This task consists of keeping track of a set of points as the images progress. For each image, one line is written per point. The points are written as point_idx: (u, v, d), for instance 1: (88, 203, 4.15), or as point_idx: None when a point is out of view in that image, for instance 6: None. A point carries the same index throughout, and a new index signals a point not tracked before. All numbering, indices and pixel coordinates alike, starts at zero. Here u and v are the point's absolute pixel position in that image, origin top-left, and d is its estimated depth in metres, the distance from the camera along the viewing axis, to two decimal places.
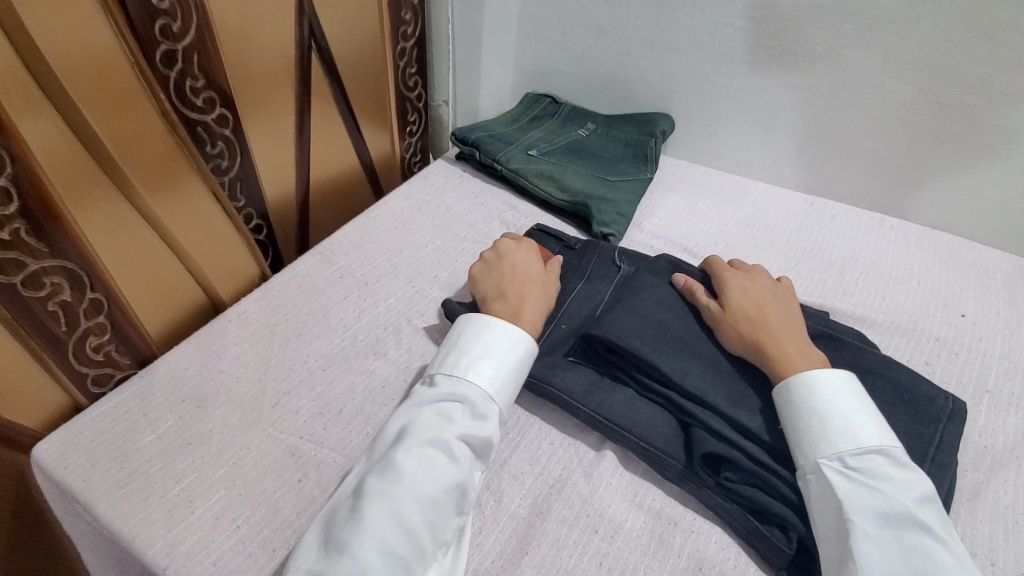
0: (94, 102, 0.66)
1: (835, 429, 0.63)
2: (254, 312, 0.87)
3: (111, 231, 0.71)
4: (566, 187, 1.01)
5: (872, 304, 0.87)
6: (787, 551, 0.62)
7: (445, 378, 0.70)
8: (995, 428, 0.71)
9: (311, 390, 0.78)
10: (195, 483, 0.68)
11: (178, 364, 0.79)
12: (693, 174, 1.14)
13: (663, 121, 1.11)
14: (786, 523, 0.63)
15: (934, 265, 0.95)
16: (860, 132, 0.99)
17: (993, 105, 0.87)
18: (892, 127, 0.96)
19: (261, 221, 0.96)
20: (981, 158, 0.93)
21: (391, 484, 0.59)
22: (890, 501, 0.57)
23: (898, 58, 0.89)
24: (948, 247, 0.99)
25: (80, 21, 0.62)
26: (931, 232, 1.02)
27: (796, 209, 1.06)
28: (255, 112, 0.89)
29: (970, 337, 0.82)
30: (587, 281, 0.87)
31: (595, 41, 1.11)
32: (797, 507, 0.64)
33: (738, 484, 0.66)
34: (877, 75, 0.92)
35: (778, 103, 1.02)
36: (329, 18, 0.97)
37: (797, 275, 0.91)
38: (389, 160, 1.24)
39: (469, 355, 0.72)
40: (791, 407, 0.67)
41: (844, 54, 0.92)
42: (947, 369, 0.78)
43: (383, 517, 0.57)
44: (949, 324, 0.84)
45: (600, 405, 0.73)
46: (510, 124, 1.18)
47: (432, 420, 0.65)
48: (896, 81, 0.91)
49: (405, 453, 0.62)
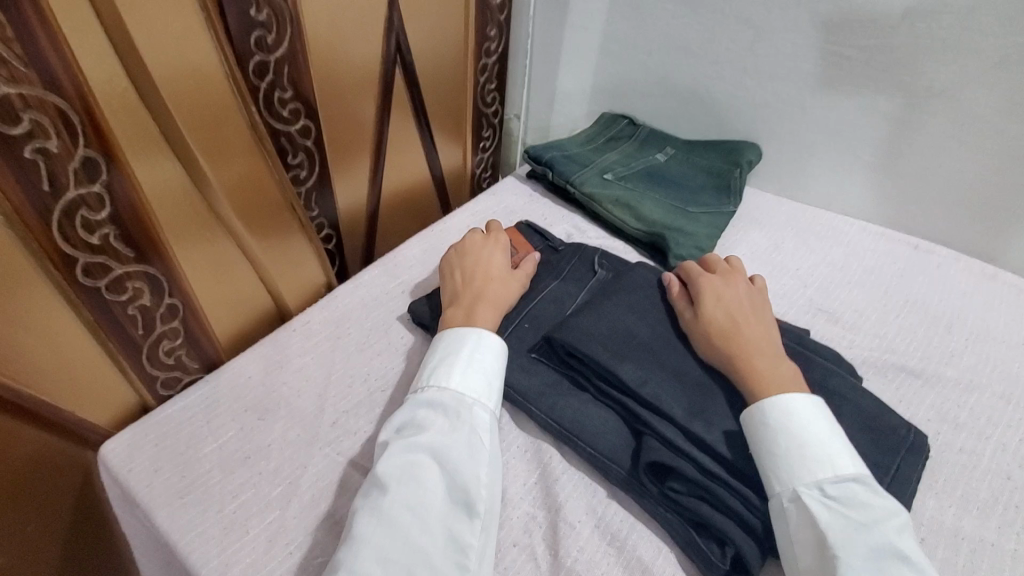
0: (189, 112, 0.65)
1: (811, 456, 0.57)
2: (318, 323, 0.83)
3: (193, 240, 0.70)
4: (642, 216, 0.98)
5: (983, 369, 0.80)
6: (720, 566, 0.56)
7: (423, 389, 0.64)
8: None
9: (370, 411, 0.72)
10: (251, 501, 0.63)
11: (243, 372, 0.76)
12: (779, 208, 1.09)
13: (751, 151, 1.08)
14: (725, 537, 0.56)
15: None
16: (966, 175, 0.95)
17: None
18: (1005, 172, 0.91)
19: (332, 232, 0.94)
20: None
21: (375, 501, 0.54)
22: (876, 534, 0.51)
23: (1021, 97, 0.85)
24: None
25: (182, 33, 0.61)
26: None
27: (897, 254, 0.99)
28: (336, 124, 0.86)
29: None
30: (563, 281, 0.85)
31: (683, 62, 1.10)
32: (752, 530, 0.57)
33: (683, 495, 0.59)
34: (993, 116, 0.88)
35: (874, 140, 0.99)
36: (416, 32, 0.94)
37: (899, 329, 0.85)
38: (458, 173, 1.21)
39: (443, 363, 0.66)
40: (765, 431, 0.59)
41: (959, 93, 0.89)
42: None
43: (375, 534, 0.52)
44: None
45: (553, 409, 0.68)
46: (584, 144, 1.18)
47: (413, 434, 0.59)
48: (1016, 121, 0.87)
49: (382, 468, 0.56)
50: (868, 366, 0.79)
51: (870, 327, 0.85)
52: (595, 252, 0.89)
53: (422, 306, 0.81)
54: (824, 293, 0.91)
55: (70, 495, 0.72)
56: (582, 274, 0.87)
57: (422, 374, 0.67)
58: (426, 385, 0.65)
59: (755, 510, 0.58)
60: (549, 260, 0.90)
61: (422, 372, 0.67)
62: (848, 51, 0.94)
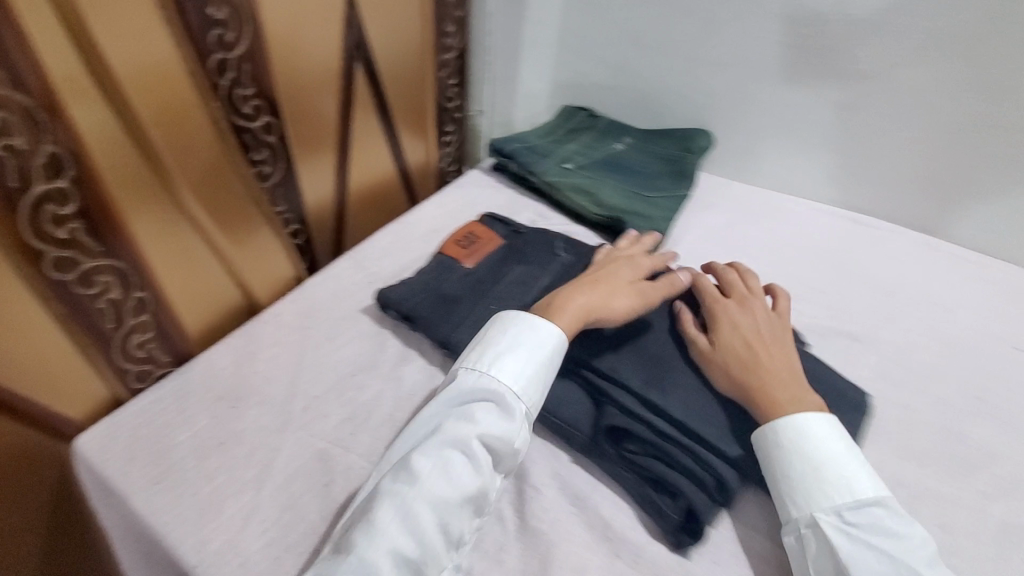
0: (151, 109, 0.67)
1: (828, 482, 0.58)
2: (288, 314, 0.85)
3: (159, 234, 0.72)
4: (601, 202, 1.02)
5: (919, 330, 0.86)
6: (673, 516, 0.60)
7: (469, 378, 0.64)
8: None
9: (340, 395, 0.74)
10: (225, 483, 0.65)
11: (215, 363, 0.78)
12: (731, 191, 1.15)
13: (702, 138, 1.13)
14: (677, 491, 0.60)
15: (986, 294, 0.93)
16: (903, 152, 1.01)
17: None
18: (939, 147, 0.98)
19: (299, 227, 0.95)
20: None
21: (401, 486, 0.55)
22: (897, 562, 0.53)
23: (947, 77, 0.91)
24: (1003, 276, 0.96)
25: (143, 31, 0.63)
26: (984, 259, 1.00)
27: (840, 229, 1.05)
28: (299, 120, 0.88)
29: (1020, 369, 0.80)
30: (525, 265, 0.88)
31: (636, 55, 1.15)
32: (701, 483, 0.61)
33: (638, 455, 0.63)
34: (925, 94, 0.94)
35: (817, 123, 1.05)
36: (375, 29, 0.97)
37: (840, 296, 0.91)
38: (423, 168, 1.23)
39: (491, 353, 0.65)
40: (778, 453, 0.61)
41: (895, 73, 0.95)
42: (999, 403, 0.76)
43: (396, 516, 0.54)
44: (1002, 356, 0.82)
45: None
46: (544, 135, 1.21)
47: (454, 425, 0.60)
48: (945, 99, 0.93)
49: (419, 456, 0.57)
50: (814, 333, 0.85)
51: (814, 298, 0.91)
52: (557, 236, 0.92)
53: (389, 293, 0.83)
54: (773, 268, 0.96)
55: (46, 491, 0.73)
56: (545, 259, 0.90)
57: (471, 359, 0.66)
58: (473, 373, 0.64)
59: (706, 466, 0.62)
60: (513, 245, 0.93)
61: (471, 358, 0.66)
62: (789, 40, 1.00)
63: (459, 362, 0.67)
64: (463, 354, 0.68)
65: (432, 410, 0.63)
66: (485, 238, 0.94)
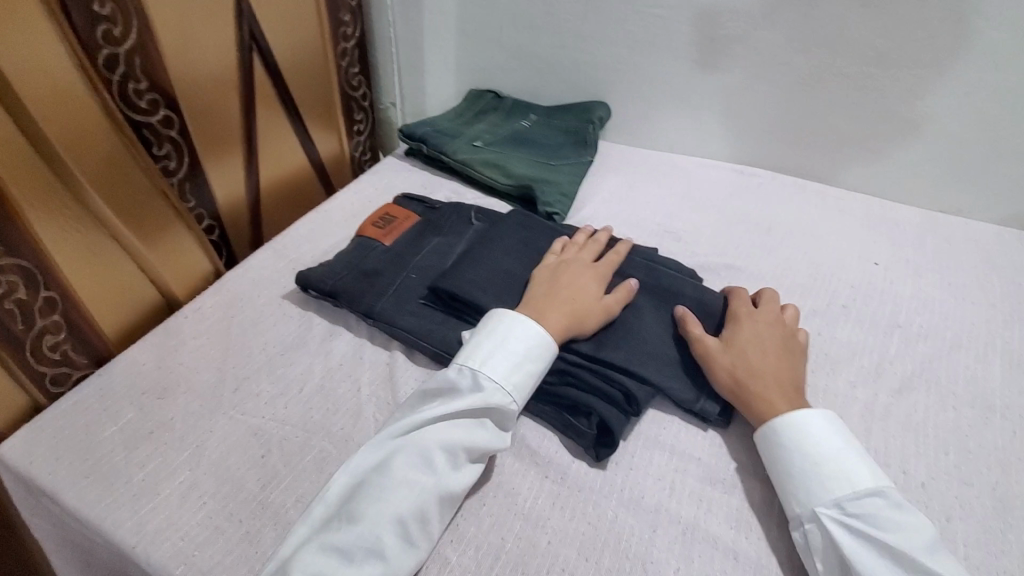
0: (42, 105, 0.67)
1: (825, 475, 0.60)
2: (209, 306, 0.85)
3: (63, 231, 0.72)
4: (511, 173, 1.08)
5: (796, 258, 0.97)
6: (588, 432, 0.67)
7: (485, 381, 0.65)
8: (903, 355, 0.81)
9: (270, 374, 0.76)
10: (159, 467, 0.65)
11: (136, 360, 0.77)
12: (631, 156, 1.24)
13: (600, 108, 1.22)
14: (589, 409, 0.68)
15: (850, 223, 1.06)
16: (774, 107, 1.11)
17: (889, 73, 0.99)
18: (802, 100, 1.08)
19: (213, 222, 0.96)
20: (879, 127, 1.05)
21: (417, 481, 0.58)
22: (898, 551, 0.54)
23: (801, 35, 1.01)
24: (864, 207, 1.10)
25: (25, 27, 0.64)
26: (849, 195, 1.13)
27: (727, 180, 1.16)
28: (200, 114, 0.89)
29: (880, 280, 0.93)
30: (442, 236, 0.93)
31: (531, 36, 1.21)
32: (611, 400, 0.68)
33: (555, 385, 0.71)
34: (785, 52, 1.04)
35: (697, 87, 1.14)
36: (269, 21, 0.98)
37: (729, 237, 1.01)
38: (337, 158, 1.25)
39: (512, 359, 0.66)
40: (777, 451, 0.64)
41: (754, 36, 1.04)
42: (862, 310, 0.88)
43: (407, 506, 0.56)
44: (864, 272, 0.95)
45: (442, 339, 0.76)
46: (454, 119, 1.26)
47: (468, 429, 0.62)
48: (801, 56, 1.03)
49: (437, 457, 0.60)
50: (707, 270, 0.94)
51: (707, 240, 1.00)
52: (471, 206, 0.97)
53: (309, 274, 0.85)
54: (670, 218, 1.05)
55: None
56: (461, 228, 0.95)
57: (485, 361, 0.66)
58: (490, 378, 0.65)
59: (615, 386, 0.70)
60: (430, 218, 0.97)
61: (485, 359, 0.66)
62: (663, 12, 1.08)
63: (470, 355, 0.67)
64: (474, 347, 0.68)
65: (444, 401, 0.64)
66: (403, 215, 0.98)
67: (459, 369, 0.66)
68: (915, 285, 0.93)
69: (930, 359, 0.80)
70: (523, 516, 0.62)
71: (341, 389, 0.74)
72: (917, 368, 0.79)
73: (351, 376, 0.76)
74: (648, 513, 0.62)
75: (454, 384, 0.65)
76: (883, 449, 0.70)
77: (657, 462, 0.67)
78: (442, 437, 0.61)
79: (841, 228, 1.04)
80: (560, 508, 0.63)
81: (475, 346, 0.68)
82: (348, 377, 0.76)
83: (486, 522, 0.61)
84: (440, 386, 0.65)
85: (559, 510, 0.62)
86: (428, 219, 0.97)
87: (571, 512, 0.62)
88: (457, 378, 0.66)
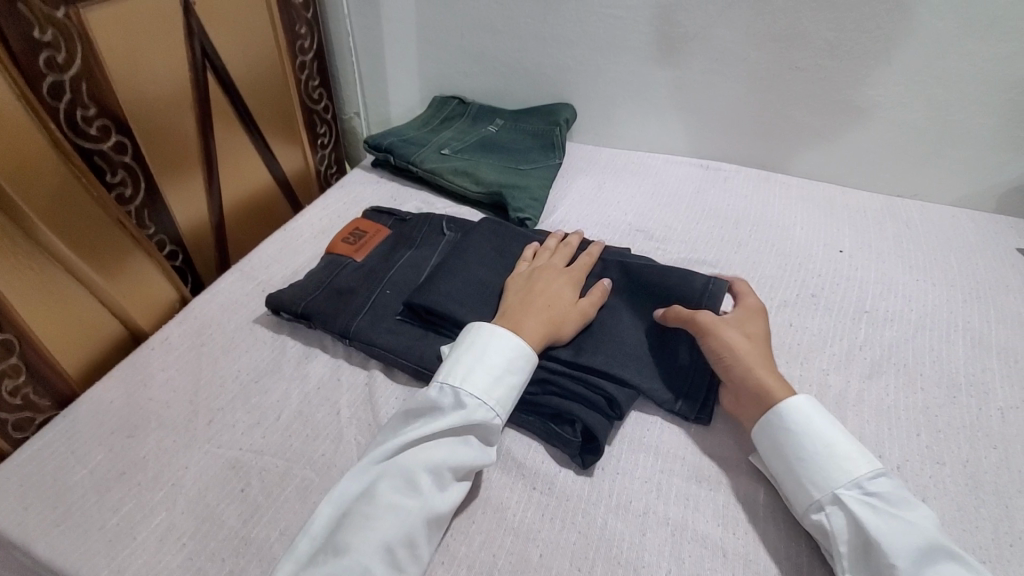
0: None
1: (840, 458, 0.61)
2: (177, 336, 0.83)
3: (14, 270, 0.68)
4: (481, 180, 1.07)
5: (764, 250, 0.99)
6: (573, 440, 0.67)
7: (466, 397, 0.64)
8: (872, 339, 0.84)
9: (245, 403, 0.74)
10: (134, 510, 0.63)
11: (103, 398, 0.74)
12: (598, 156, 1.25)
13: (565, 110, 1.21)
14: (571, 417, 0.68)
15: (813, 212, 1.08)
16: (734, 102, 1.13)
17: (843, 64, 1.02)
18: (761, 94, 1.10)
19: (175, 247, 0.93)
20: (836, 117, 1.08)
21: (403, 505, 0.57)
22: (918, 528, 0.55)
23: (756, 31, 1.03)
24: (825, 195, 1.13)
25: None
26: (810, 184, 1.16)
27: (693, 175, 1.18)
28: (154, 137, 0.86)
29: (845, 267, 0.95)
30: (414, 249, 0.92)
31: (491, 40, 1.21)
32: (593, 406, 0.69)
33: (537, 394, 0.71)
34: (741, 49, 1.06)
35: (659, 86, 1.16)
36: (221, 37, 0.95)
37: (698, 232, 1.03)
38: (302, 173, 1.23)
39: (491, 373, 0.66)
40: (790, 436, 0.63)
41: (711, 33, 1.06)
42: (830, 298, 0.90)
43: (394, 531, 0.56)
44: (830, 260, 0.97)
45: (421, 356, 0.75)
46: (421, 127, 1.25)
47: (453, 446, 0.62)
48: (757, 51, 1.05)
49: (423, 479, 0.59)
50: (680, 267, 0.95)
51: (678, 237, 1.02)
52: (442, 217, 0.96)
53: (280, 297, 0.83)
54: (641, 217, 1.07)
55: None
56: (433, 239, 0.94)
57: (465, 377, 0.66)
58: (471, 393, 0.64)
59: (595, 391, 0.70)
60: (401, 231, 0.96)
61: (466, 374, 0.66)
62: (621, 12, 1.09)
63: (450, 372, 0.66)
64: (453, 362, 0.67)
65: (426, 421, 0.63)
66: (373, 228, 0.97)
67: (440, 386, 0.66)
68: (878, 270, 0.96)
69: (897, 342, 0.83)
70: (515, 531, 0.61)
71: (320, 413, 0.73)
72: (885, 352, 0.82)
73: (330, 399, 0.74)
74: (636, 517, 0.63)
75: (436, 402, 0.65)
76: (858, 434, 0.72)
77: (642, 464, 0.68)
78: (426, 457, 0.60)
79: (807, 218, 1.07)
80: (551, 519, 0.62)
81: (453, 361, 0.68)
82: (327, 401, 0.74)
83: (477, 540, 0.61)
84: (421, 405, 0.65)
85: (550, 521, 0.62)
86: (399, 231, 0.96)
87: (562, 522, 0.62)
88: (438, 395, 0.65)
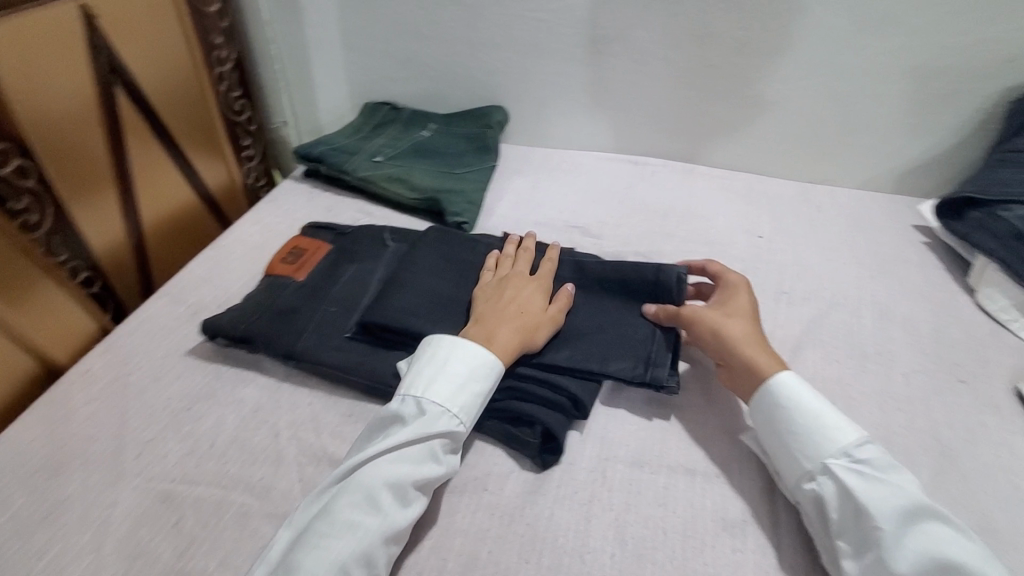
0: None
1: (831, 429, 0.64)
2: (99, 367, 0.79)
3: None
4: (416, 186, 1.07)
5: (692, 239, 1.04)
6: (533, 441, 0.68)
7: (428, 407, 0.65)
8: (792, 318, 0.89)
9: (178, 431, 0.71)
10: (59, 553, 0.60)
11: (18, 439, 0.70)
12: (532, 157, 1.27)
13: (496, 113, 1.23)
14: (532, 418, 0.69)
15: (736, 201, 1.14)
16: (657, 99, 1.18)
17: (753, 61, 1.08)
18: (681, 90, 1.15)
19: (92, 274, 0.89)
20: (751, 111, 1.15)
21: (364, 531, 0.56)
22: (906, 492, 0.58)
23: (671, 31, 1.08)
24: (746, 184, 1.19)
25: None
26: (732, 174, 1.22)
27: (624, 171, 1.22)
28: (63, 160, 0.82)
29: (766, 252, 1.01)
30: (352, 260, 0.91)
31: (419, 45, 1.21)
32: (550, 405, 0.70)
33: (496, 399, 0.72)
34: (659, 48, 1.10)
35: (586, 86, 1.19)
36: (131, 51, 0.91)
37: (631, 226, 1.07)
38: (231, 188, 1.19)
39: (455, 382, 0.66)
40: (781, 412, 0.66)
41: (630, 35, 1.10)
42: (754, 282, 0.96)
43: (354, 552, 0.55)
44: (752, 246, 1.03)
45: (372, 371, 0.74)
46: (352, 135, 1.23)
47: (419, 464, 0.61)
48: (674, 50, 1.10)
49: (381, 493, 0.59)
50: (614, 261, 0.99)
51: (612, 232, 1.05)
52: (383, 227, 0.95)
53: (213, 321, 0.80)
54: (576, 215, 1.09)
55: None
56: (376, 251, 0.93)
57: (428, 387, 0.66)
58: (432, 403, 0.65)
59: (553, 391, 0.71)
60: (338, 242, 0.95)
61: (426, 385, 0.66)
62: (543, 15, 1.11)
63: (414, 382, 0.67)
64: (416, 372, 0.68)
65: (390, 436, 0.63)
66: (314, 244, 0.95)
67: (402, 396, 0.66)
68: (796, 253, 1.02)
69: (814, 319, 0.89)
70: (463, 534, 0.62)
71: (260, 435, 0.71)
72: (803, 330, 0.88)
73: (269, 420, 0.73)
74: (581, 506, 0.65)
75: (396, 413, 0.65)
76: None
77: (586, 456, 0.70)
78: (389, 470, 0.60)
79: (730, 207, 1.13)
80: (499, 518, 0.64)
81: (416, 371, 0.68)
82: (267, 421, 0.73)
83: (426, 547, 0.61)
84: (386, 419, 0.65)
85: (498, 520, 0.64)
86: (338, 244, 0.95)
87: (510, 519, 0.64)
88: (398, 406, 0.65)
